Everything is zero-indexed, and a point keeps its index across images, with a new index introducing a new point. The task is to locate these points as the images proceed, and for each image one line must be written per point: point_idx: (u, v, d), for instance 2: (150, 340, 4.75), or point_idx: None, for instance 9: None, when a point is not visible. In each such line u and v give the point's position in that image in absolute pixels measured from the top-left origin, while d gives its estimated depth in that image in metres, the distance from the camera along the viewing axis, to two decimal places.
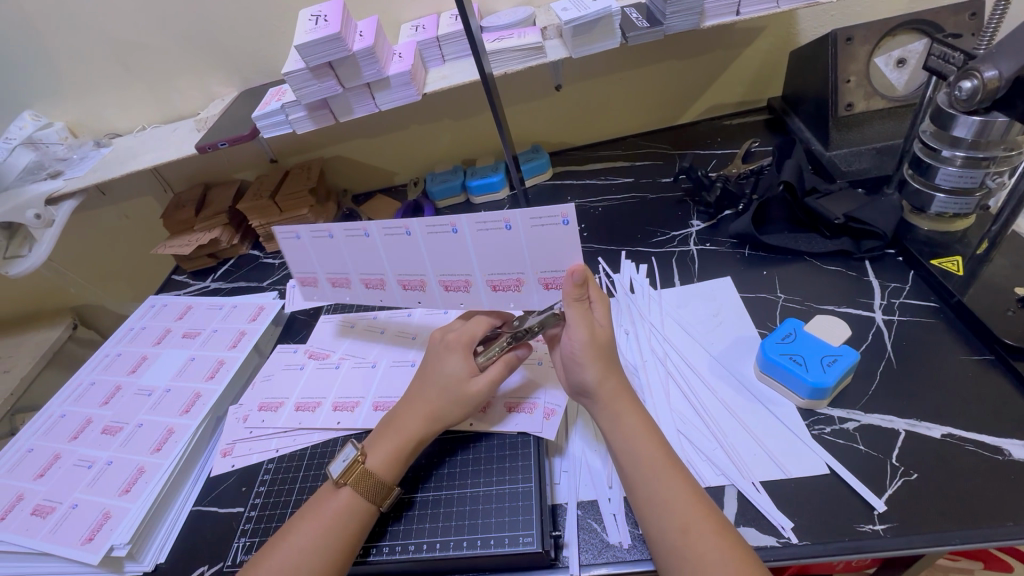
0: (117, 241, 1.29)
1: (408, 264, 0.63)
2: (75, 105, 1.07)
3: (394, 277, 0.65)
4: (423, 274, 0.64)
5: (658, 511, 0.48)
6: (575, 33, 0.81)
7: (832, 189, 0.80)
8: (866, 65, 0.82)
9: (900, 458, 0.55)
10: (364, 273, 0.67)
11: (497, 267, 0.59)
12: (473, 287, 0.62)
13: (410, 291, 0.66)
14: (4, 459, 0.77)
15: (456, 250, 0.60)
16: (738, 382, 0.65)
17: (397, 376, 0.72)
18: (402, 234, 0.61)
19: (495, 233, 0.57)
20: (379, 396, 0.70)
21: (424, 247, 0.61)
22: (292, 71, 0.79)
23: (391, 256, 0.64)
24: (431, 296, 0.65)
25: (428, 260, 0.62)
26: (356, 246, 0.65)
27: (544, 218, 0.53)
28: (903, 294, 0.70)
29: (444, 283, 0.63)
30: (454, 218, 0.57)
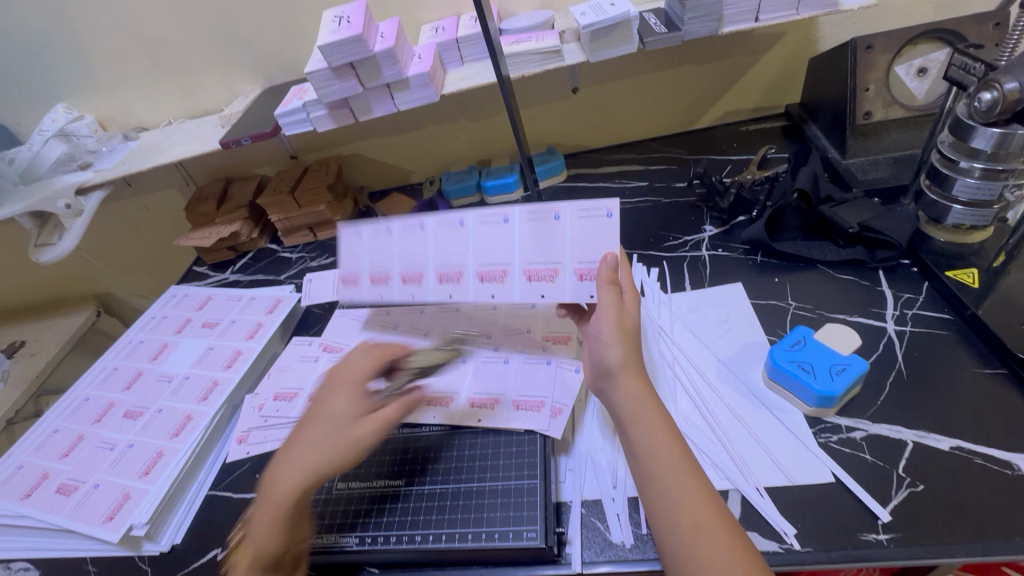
0: (140, 232, 1.33)
1: (453, 254, 0.64)
2: (105, 99, 1.11)
3: (433, 269, 0.64)
4: (462, 265, 0.64)
5: (670, 505, 0.48)
6: (592, 37, 0.82)
7: (847, 198, 0.80)
8: (886, 74, 0.82)
9: (906, 469, 0.54)
10: (405, 264, 0.65)
11: (537, 255, 0.62)
12: (509, 276, 0.62)
13: (445, 283, 0.63)
14: (31, 439, 0.80)
15: (503, 239, 0.62)
16: (744, 388, 0.65)
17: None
18: (454, 226, 0.64)
19: (545, 224, 0.61)
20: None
21: (472, 238, 0.63)
22: (314, 70, 0.81)
23: (438, 246, 0.64)
24: (463, 290, 0.64)
25: (471, 252, 0.63)
26: (408, 239, 0.65)
27: (591, 211, 0.60)
28: (916, 305, 0.69)
29: (481, 274, 0.63)
30: (508, 208, 0.62)
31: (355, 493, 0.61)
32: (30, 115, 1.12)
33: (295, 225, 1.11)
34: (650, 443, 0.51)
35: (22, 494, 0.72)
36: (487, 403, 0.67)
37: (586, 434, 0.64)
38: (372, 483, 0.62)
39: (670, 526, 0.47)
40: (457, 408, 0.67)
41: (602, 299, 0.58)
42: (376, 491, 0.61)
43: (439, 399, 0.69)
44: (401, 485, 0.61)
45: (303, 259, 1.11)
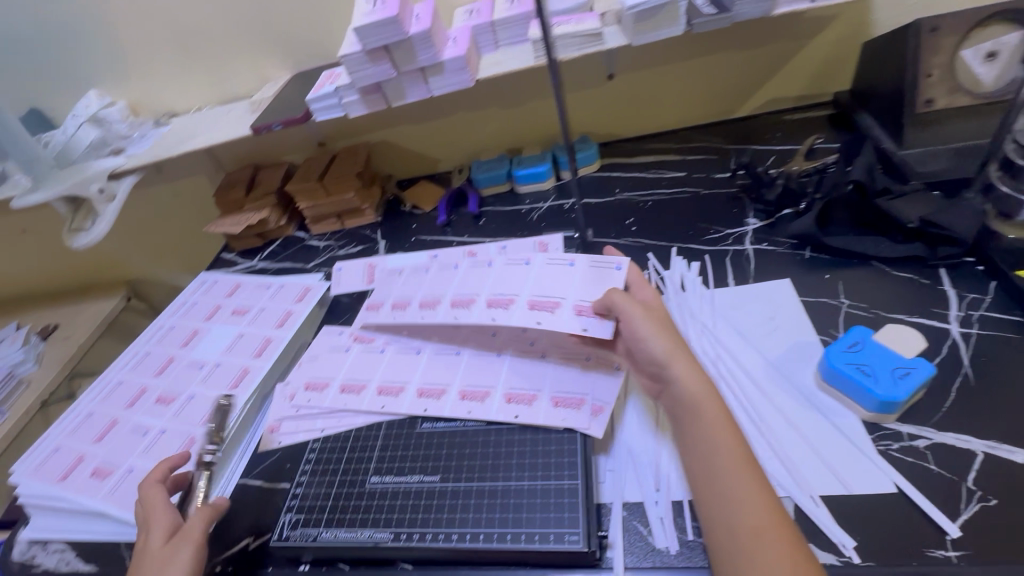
0: (170, 218, 1.34)
1: (471, 286, 0.74)
2: (136, 85, 1.10)
3: (450, 296, 0.74)
4: (476, 295, 0.72)
5: (730, 509, 0.46)
6: (636, 19, 0.78)
7: (906, 190, 0.75)
8: (951, 58, 0.76)
9: (977, 482, 0.51)
10: (428, 295, 0.77)
11: (544, 291, 0.68)
12: (513, 304, 0.68)
13: (456, 307, 0.72)
14: (67, 422, 0.81)
15: (520, 276, 0.72)
16: (795, 391, 0.62)
17: (441, 364, 0.72)
18: (483, 267, 0.76)
19: (558, 269, 0.70)
20: (424, 383, 0.70)
21: (493, 275, 0.74)
22: (348, 53, 0.79)
23: (463, 280, 0.76)
24: (469, 314, 0.71)
25: (487, 285, 0.73)
26: (441, 276, 0.80)
27: (601, 263, 0.68)
28: (983, 306, 0.65)
29: (492, 299, 0.71)
30: (531, 255, 0.74)
31: (390, 487, 0.60)
32: (63, 100, 1.12)
33: (323, 213, 1.10)
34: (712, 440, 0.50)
35: (59, 477, 0.73)
36: (525, 399, 0.64)
37: (627, 432, 0.61)
38: (406, 478, 0.61)
39: (728, 530, 0.45)
40: (493, 402, 0.65)
41: (616, 300, 0.60)
42: (411, 487, 0.60)
43: (474, 394, 0.67)
44: (437, 481, 0.60)
45: (331, 247, 1.10)
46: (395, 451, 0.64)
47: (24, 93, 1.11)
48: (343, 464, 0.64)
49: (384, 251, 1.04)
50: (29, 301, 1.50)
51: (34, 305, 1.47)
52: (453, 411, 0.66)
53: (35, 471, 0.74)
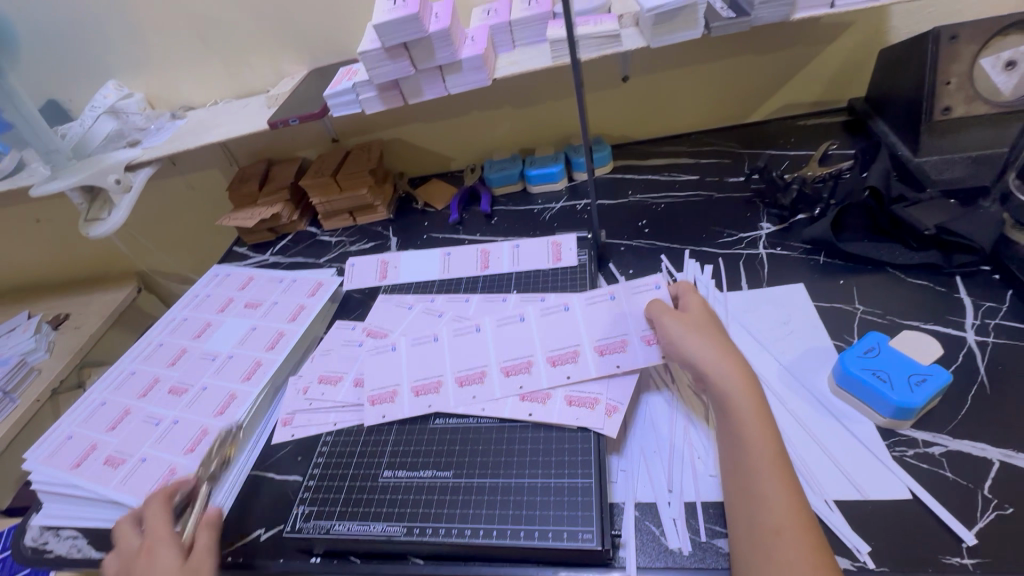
0: (182, 211, 1.35)
1: (517, 349, 0.69)
2: (155, 78, 1.11)
3: (498, 364, 0.68)
4: (530, 355, 0.68)
5: (755, 503, 0.47)
6: (655, 22, 0.78)
7: (921, 198, 0.75)
8: (969, 66, 0.76)
9: (993, 490, 0.51)
10: (462, 368, 0.69)
11: (603, 332, 0.68)
12: (581, 355, 0.66)
13: (514, 374, 0.67)
14: (80, 411, 0.81)
15: (567, 325, 0.70)
16: (810, 395, 0.62)
17: (466, 345, 0.71)
18: (517, 322, 0.72)
19: (602, 306, 0.71)
20: (458, 371, 0.69)
21: (537, 331, 0.71)
22: (367, 50, 0.79)
23: (500, 346, 0.70)
24: (536, 378, 0.66)
25: (538, 343, 0.69)
26: (463, 344, 0.72)
27: (640, 288, 0.71)
28: (999, 315, 0.65)
29: (553, 358, 0.67)
30: (568, 300, 0.73)
31: (403, 482, 0.61)
32: (81, 91, 1.13)
33: (336, 209, 1.11)
34: (745, 438, 0.50)
35: (72, 464, 0.73)
36: (539, 398, 0.64)
37: (640, 433, 0.62)
38: (419, 473, 0.61)
39: (750, 526, 0.46)
40: (507, 401, 0.65)
41: (667, 321, 0.62)
42: (424, 482, 0.60)
43: (471, 379, 0.68)
44: (450, 476, 0.60)
45: (342, 243, 1.10)
46: (408, 447, 0.64)
47: (43, 83, 1.12)
48: (356, 457, 0.65)
49: (396, 248, 1.05)
50: (40, 290, 1.51)
51: (46, 294, 1.49)
52: (458, 402, 0.66)
53: (47, 458, 0.74)
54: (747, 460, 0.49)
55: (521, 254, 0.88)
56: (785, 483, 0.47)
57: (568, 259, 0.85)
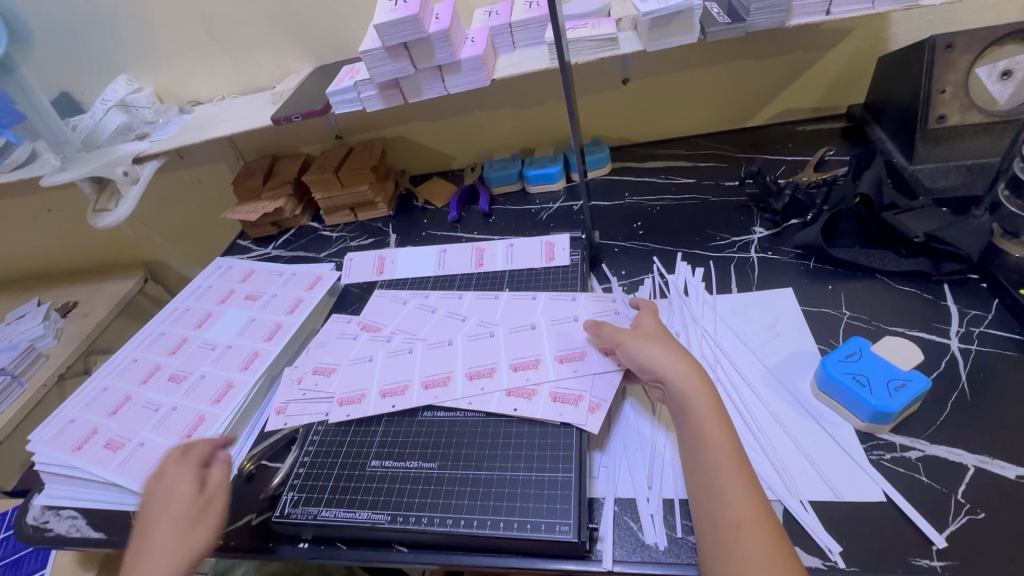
0: (189, 204, 1.37)
1: (482, 357, 0.71)
2: (164, 73, 1.14)
3: (463, 369, 0.70)
4: (494, 361, 0.70)
5: (712, 495, 0.49)
6: (651, 26, 0.79)
7: (913, 206, 0.76)
8: (965, 75, 0.76)
9: (967, 495, 0.51)
10: (430, 374, 0.71)
11: (565, 344, 0.70)
12: (542, 362, 0.68)
13: (477, 378, 0.69)
14: (83, 395, 0.84)
15: (530, 339, 0.72)
16: (792, 397, 0.63)
17: (436, 358, 0.73)
18: (486, 338, 0.74)
19: (568, 326, 0.72)
20: (426, 375, 0.71)
21: (502, 345, 0.72)
22: (368, 49, 0.81)
23: (467, 354, 0.72)
24: (497, 382, 0.67)
25: (503, 351, 0.71)
26: (434, 356, 0.73)
27: (603, 309, 0.73)
28: (984, 323, 0.65)
29: (514, 365, 0.69)
30: (535, 320, 0.74)
31: (389, 472, 0.62)
32: (93, 84, 1.16)
33: (338, 204, 1.13)
34: (704, 435, 0.52)
35: (74, 446, 0.76)
36: (524, 393, 0.66)
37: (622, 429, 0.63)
38: (404, 463, 0.63)
39: (711, 519, 0.48)
40: (493, 396, 0.66)
41: (621, 336, 0.63)
42: (410, 472, 0.62)
43: (437, 381, 0.70)
44: (435, 467, 0.62)
45: (343, 238, 1.12)
46: (396, 437, 0.66)
47: (55, 76, 1.14)
48: (345, 446, 0.66)
49: (394, 244, 1.06)
50: (50, 278, 1.55)
51: (57, 282, 1.52)
52: (420, 400, 0.68)
53: (51, 440, 0.77)
54: (704, 455, 0.51)
55: (515, 253, 0.89)
56: (743, 477, 0.49)
57: (560, 258, 0.86)
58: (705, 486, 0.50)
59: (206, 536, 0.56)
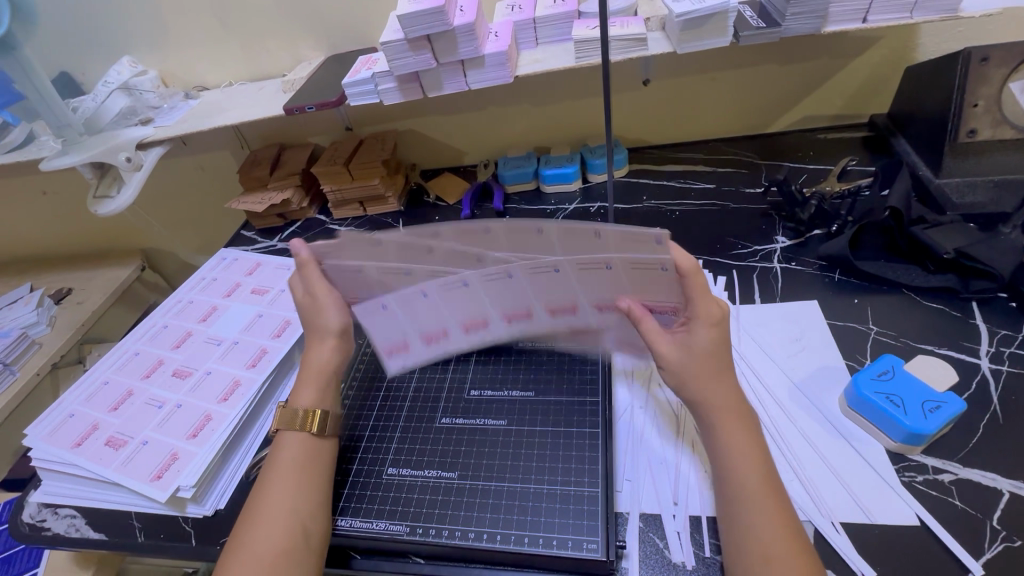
0: (190, 192, 1.34)
1: (515, 302, 0.61)
2: (171, 56, 1.10)
3: (499, 313, 0.63)
4: (528, 305, 0.61)
5: (750, 534, 0.46)
6: (683, 27, 0.77)
7: (941, 220, 0.75)
8: (999, 90, 0.75)
9: (1001, 521, 0.51)
10: (470, 318, 0.64)
11: (602, 291, 0.58)
12: (580, 309, 0.61)
13: (514, 321, 0.64)
14: (83, 388, 0.81)
15: (556, 283, 0.58)
16: (821, 414, 0.61)
17: (462, 300, 0.61)
18: (505, 279, 0.59)
19: (597, 273, 0.55)
20: (462, 318, 0.64)
21: (528, 287, 0.59)
22: (390, 41, 0.78)
23: (494, 296, 0.61)
24: (537, 324, 0.64)
25: (532, 295, 0.60)
26: (460, 299, 0.61)
27: (643, 264, 0.53)
28: (1014, 343, 0.64)
29: (552, 309, 0.61)
30: (557, 260, 0.56)
31: (407, 480, 0.60)
32: (95, 65, 1.12)
33: (346, 198, 1.10)
34: (742, 467, 0.49)
35: (73, 443, 0.73)
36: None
37: (627, 413, 0.65)
38: (422, 472, 0.61)
39: (740, 553, 0.46)
40: (558, 334, 0.65)
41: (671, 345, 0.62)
42: (428, 482, 0.60)
43: (476, 324, 0.65)
44: (454, 477, 0.60)
45: (352, 232, 1.09)
46: (413, 445, 0.64)
47: (55, 54, 1.10)
48: (360, 451, 0.64)
49: None
50: (44, 263, 1.50)
51: (49, 268, 1.48)
52: (466, 341, 0.67)
53: (49, 435, 0.74)
54: (743, 488, 0.48)
55: None
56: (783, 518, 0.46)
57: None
58: (742, 521, 0.47)
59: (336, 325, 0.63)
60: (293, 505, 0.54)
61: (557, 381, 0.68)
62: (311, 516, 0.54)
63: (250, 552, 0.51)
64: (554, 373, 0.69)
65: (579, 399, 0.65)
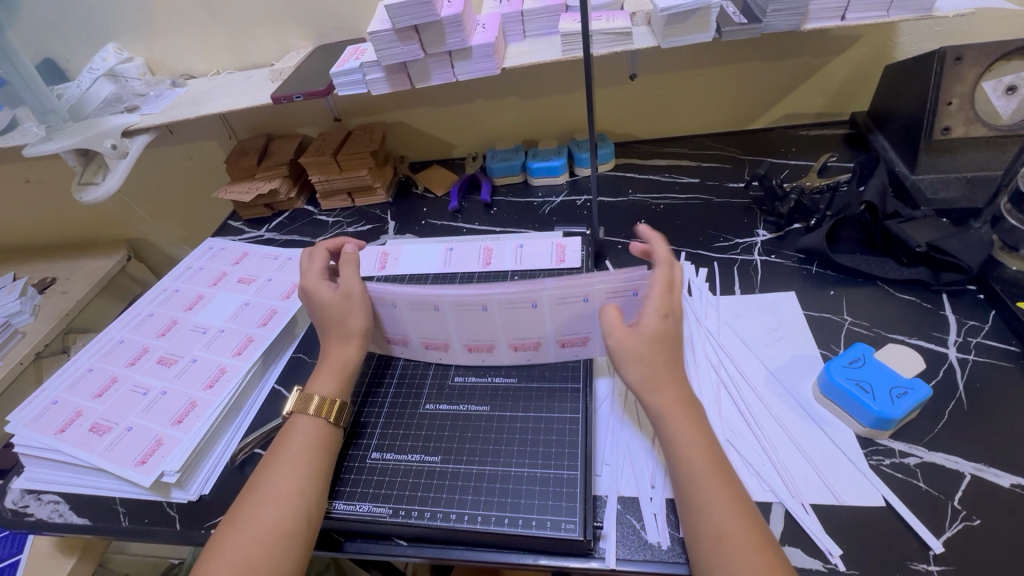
0: (176, 181, 1.33)
1: (479, 331, 0.66)
2: (157, 44, 1.09)
3: (462, 341, 0.68)
4: (493, 338, 0.67)
5: (701, 520, 0.48)
6: (667, 22, 0.78)
7: (915, 215, 0.77)
8: (972, 88, 0.77)
9: (962, 501, 0.53)
10: (472, 339, 0.67)
11: (571, 327, 0.65)
12: (543, 346, 0.67)
13: (476, 352, 0.69)
14: (67, 375, 0.81)
15: (531, 319, 0.64)
16: (794, 401, 0.63)
17: (472, 321, 0.66)
18: (478, 311, 0.64)
19: (572, 306, 0.63)
20: (466, 338, 0.68)
21: (499, 320, 0.65)
22: (377, 31, 0.79)
23: (461, 325, 0.66)
24: (498, 356, 0.69)
25: (501, 329, 0.66)
26: (466, 318, 0.65)
27: (618, 295, 0.61)
28: (981, 334, 0.67)
29: (517, 343, 0.67)
30: (535, 296, 0.62)
31: (390, 464, 0.61)
32: (79, 51, 1.11)
33: (334, 188, 1.10)
34: (689, 461, 0.51)
35: (56, 430, 0.73)
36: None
37: (606, 399, 0.67)
38: (405, 456, 0.62)
39: (693, 533, 0.48)
40: (500, 351, 0.68)
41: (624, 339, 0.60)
42: (412, 465, 0.61)
43: (435, 343, 0.69)
44: (437, 461, 0.61)
45: (340, 223, 1.09)
46: (397, 430, 0.65)
47: (39, 40, 1.09)
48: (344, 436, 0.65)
49: (393, 232, 1.04)
50: (27, 252, 1.49)
51: (33, 257, 1.46)
52: (423, 356, 0.71)
53: (32, 421, 0.74)
54: (692, 480, 0.50)
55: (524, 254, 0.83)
56: (739, 508, 0.48)
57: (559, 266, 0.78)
58: (691, 508, 0.49)
59: (361, 322, 0.67)
60: (300, 488, 0.55)
61: (540, 368, 0.69)
62: (309, 498, 0.55)
63: (253, 528, 0.52)
64: (537, 363, 0.70)
65: (561, 386, 0.66)
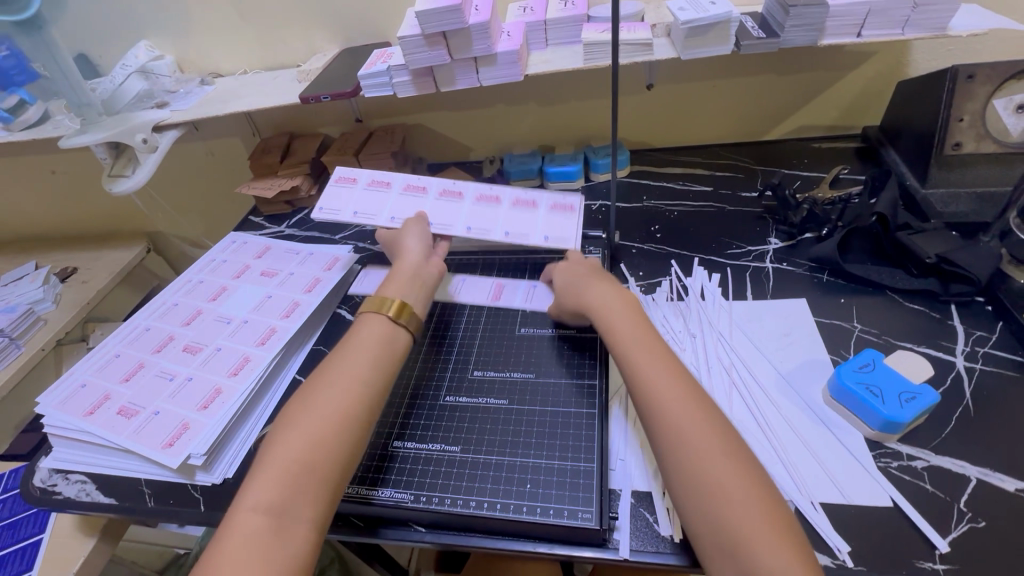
0: (198, 176, 1.36)
1: (486, 219, 0.80)
2: (188, 43, 1.13)
3: (502, 226, 0.79)
4: (497, 207, 0.81)
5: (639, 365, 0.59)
6: (687, 34, 0.80)
7: (925, 227, 0.79)
8: (983, 105, 0.79)
9: (968, 504, 0.54)
10: (508, 231, 0.79)
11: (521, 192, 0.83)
12: (537, 204, 0.81)
13: (519, 206, 0.81)
14: (94, 360, 0.83)
15: (489, 213, 0.81)
16: (803, 402, 0.65)
17: (477, 212, 0.81)
18: (488, 206, 0.82)
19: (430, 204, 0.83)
20: (505, 227, 0.79)
21: (502, 213, 0.81)
22: (407, 35, 0.82)
23: (485, 216, 0.81)
24: (520, 215, 0.80)
25: (500, 222, 0.80)
26: (477, 212, 0.81)
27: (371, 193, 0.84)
28: (988, 344, 0.68)
29: (517, 198, 0.82)
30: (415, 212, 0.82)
31: (413, 453, 0.63)
32: (112, 48, 1.14)
33: None
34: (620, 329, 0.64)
35: (85, 411, 0.75)
36: (382, 185, 0.85)
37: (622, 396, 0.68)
38: (427, 445, 0.64)
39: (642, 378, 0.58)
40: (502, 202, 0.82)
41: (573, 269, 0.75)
42: (433, 454, 0.63)
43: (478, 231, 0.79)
44: (457, 451, 0.63)
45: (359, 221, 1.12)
46: (420, 421, 0.67)
47: (73, 36, 1.12)
48: None
49: None
50: (50, 242, 1.52)
51: (55, 246, 1.50)
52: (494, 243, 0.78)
53: (61, 404, 0.76)
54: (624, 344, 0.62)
55: (537, 293, 0.82)
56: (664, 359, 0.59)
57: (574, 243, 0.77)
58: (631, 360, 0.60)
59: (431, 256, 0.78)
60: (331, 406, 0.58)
61: (555, 363, 0.71)
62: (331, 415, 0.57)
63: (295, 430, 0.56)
64: (552, 357, 0.72)
65: (576, 381, 0.68)
